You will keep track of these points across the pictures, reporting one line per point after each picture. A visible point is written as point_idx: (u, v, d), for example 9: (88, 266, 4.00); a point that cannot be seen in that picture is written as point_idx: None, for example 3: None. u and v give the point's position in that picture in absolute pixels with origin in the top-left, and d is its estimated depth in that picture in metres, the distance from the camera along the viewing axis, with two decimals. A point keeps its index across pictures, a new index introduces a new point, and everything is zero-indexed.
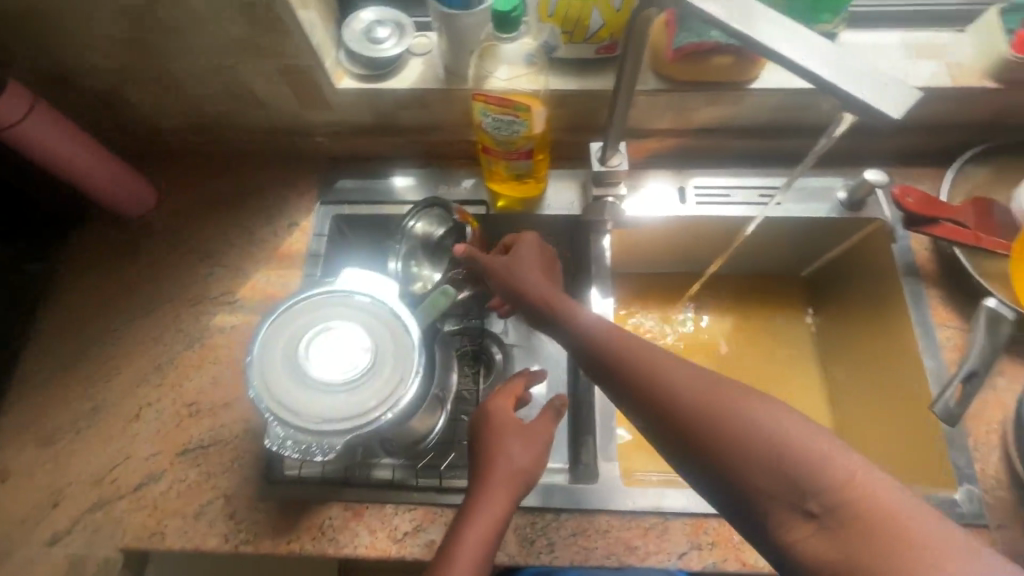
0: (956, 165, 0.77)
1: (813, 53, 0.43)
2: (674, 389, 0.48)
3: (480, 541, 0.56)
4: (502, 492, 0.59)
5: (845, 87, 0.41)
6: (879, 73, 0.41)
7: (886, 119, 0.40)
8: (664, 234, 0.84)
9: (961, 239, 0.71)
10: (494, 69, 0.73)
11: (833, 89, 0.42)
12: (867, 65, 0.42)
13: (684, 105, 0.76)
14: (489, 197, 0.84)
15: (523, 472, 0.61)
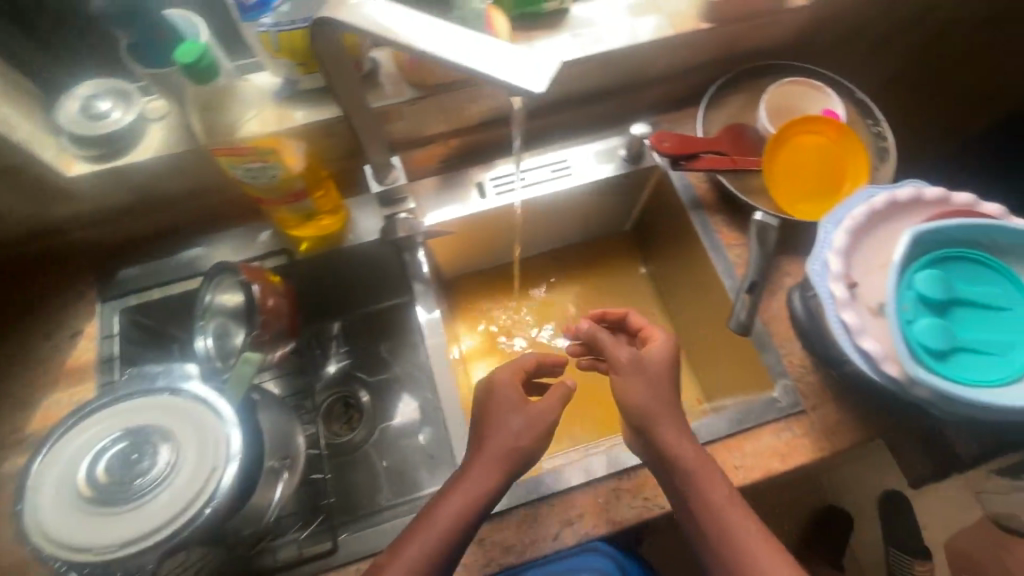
0: (705, 101, 0.84)
1: (458, 45, 0.45)
2: (707, 497, 0.56)
3: (453, 515, 0.56)
4: (500, 460, 0.58)
5: (492, 71, 0.44)
6: (521, 52, 0.44)
7: (533, 94, 0.43)
8: (479, 230, 0.86)
9: (720, 166, 0.78)
10: None
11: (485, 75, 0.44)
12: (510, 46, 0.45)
13: (450, 106, 0.77)
14: (292, 242, 0.80)
15: (517, 449, 0.59)
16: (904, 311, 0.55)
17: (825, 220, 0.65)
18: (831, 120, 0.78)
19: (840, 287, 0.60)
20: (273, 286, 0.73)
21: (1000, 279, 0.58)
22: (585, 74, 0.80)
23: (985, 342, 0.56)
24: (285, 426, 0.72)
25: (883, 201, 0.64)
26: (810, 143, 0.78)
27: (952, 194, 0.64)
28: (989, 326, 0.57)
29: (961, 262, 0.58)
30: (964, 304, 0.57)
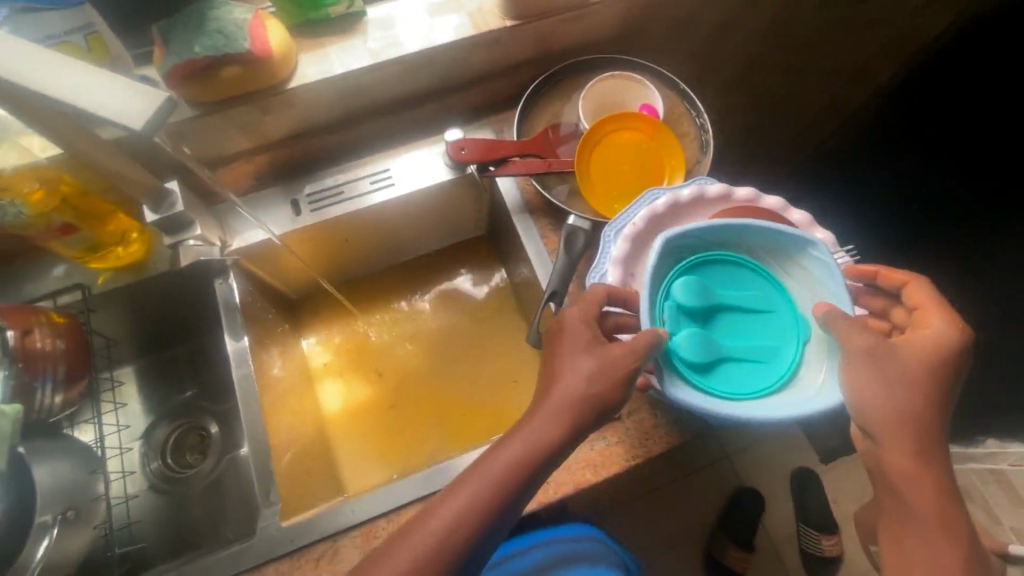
0: (526, 102, 0.81)
1: (44, 79, 0.43)
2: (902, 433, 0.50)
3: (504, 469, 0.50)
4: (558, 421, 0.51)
5: (84, 105, 0.42)
6: (121, 82, 0.43)
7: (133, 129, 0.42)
8: (301, 246, 0.83)
9: (533, 170, 0.75)
10: None
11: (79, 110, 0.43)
12: (111, 76, 0.43)
13: (244, 122, 0.72)
14: (88, 276, 0.75)
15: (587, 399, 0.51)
16: (665, 323, 0.54)
17: (611, 225, 0.63)
18: (644, 116, 0.76)
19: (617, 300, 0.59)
20: (54, 327, 0.67)
21: (765, 281, 0.57)
22: (390, 80, 0.76)
23: (753, 349, 0.54)
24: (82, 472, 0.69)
25: (665, 204, 0.62)
26: (625, 140, 0.76)
27: (735, 189, 0.63)
28: (755, 334, 0.56)
29: (722, 264, 0.57)
30: (728, 309, 0.56)
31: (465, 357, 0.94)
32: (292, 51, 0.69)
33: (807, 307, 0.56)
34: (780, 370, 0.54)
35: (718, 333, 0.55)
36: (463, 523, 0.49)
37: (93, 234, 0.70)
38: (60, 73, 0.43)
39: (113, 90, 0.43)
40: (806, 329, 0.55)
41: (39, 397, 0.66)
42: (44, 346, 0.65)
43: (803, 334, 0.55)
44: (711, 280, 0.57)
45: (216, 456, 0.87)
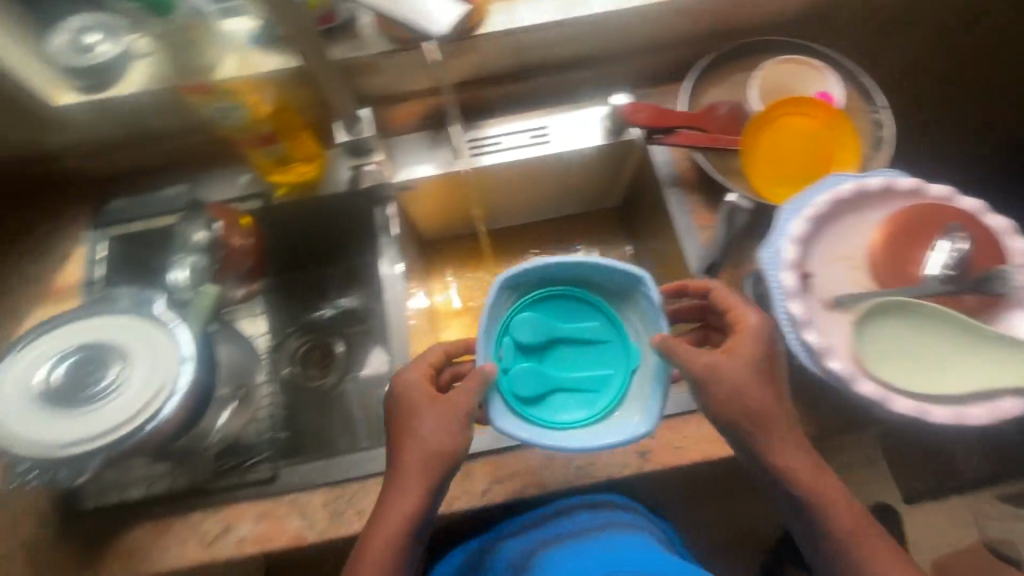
0: (694, 75, 0.80)
1: None
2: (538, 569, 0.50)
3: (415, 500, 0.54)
4: (426, 470, 0.55)
5: None
6: None
7: None
8: (452, 189, 0.86)
9: (698, 143, 0.75)
10: (217, 59, 0.71)
11: None
12: None
13: (428, 62, 0.76)
14: (269, 187, 0.82)
15: (440, 452, 0.55)
16: (502, 356, 0.67)
17: (789, 204, 0.62)
18: (822, 103, 0.74)
19: (791, 277, 0.57)
20: (245, 230, 0.76)
21: (606, 320, 0.69)
22: (566, 37, 0.77)
23: (571, 378, 0.66)
24: (246, 360, 0.76)
25: (850, 190, 0.61)
26: (797, 126, 0.75)
27: (928, 185, 0.61)
28: (601, 362, 0.68)
29: (564, 300, 0.70)
30: (566, 343, 0.69)
31: None
32: None
33: (641, 345, 0.67)
34: (612, 394, 0.65)
35: (554, 360, 0.68)
36: (409, 528, 0.54)
37: (288, 149, 0.76)
38: None
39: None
40: (638, 359, 0.67)
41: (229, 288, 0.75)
42: (238, 243, 0.74)
43: (634, 365, 0.66)
44: (557, 314, 0.70)
45: (336, 375, 0.88)
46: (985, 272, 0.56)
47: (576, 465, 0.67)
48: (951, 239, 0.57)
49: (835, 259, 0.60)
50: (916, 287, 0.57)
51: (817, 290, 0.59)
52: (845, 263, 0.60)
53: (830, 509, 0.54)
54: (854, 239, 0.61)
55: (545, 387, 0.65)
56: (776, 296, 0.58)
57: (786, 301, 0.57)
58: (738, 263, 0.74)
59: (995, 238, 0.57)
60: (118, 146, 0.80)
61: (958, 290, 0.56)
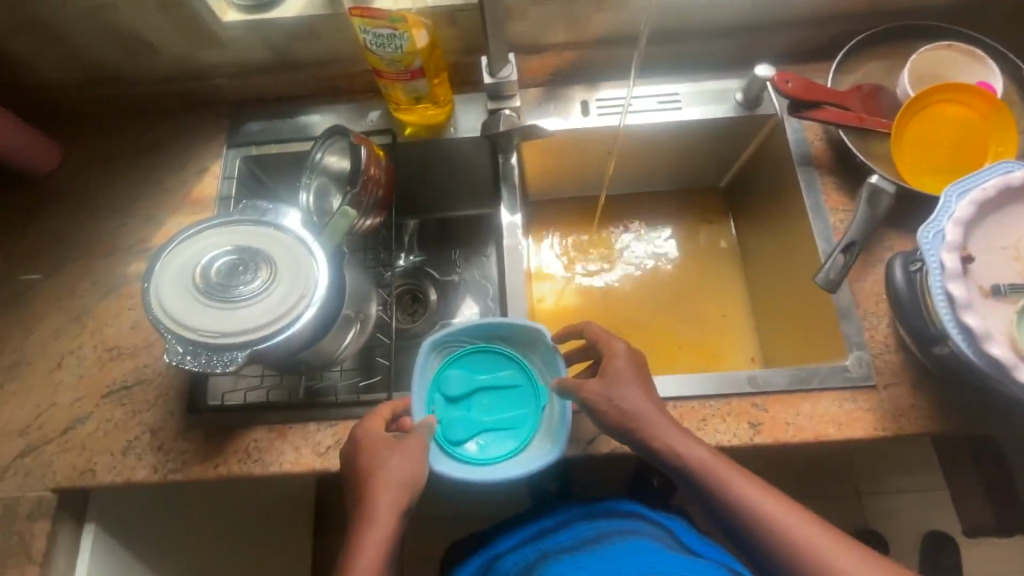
0: (842, 54, 0.78)
1: None
2: None
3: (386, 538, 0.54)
4: (392, 503, 0.55)
5: None
6: None
7: None
8: (572, 146, 0.87)
9: (844, 121, 0.72)
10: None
11: None
12: None
13: (574, 13, 0.76)
14: (398, 125, 0.84)
15: (406, 481, 0.56)
16: (433, 411, 0.65)
17: (953, 185, 0.59)
18: (985, 92, 0.71)
19: (954, 258, 0.55)
20: (378, 160, 0.76)
21: (512, 362, 0.68)
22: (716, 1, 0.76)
23: (504, 420, 0.65)
24: (366, 288, 0.78)
25: (1021, 180, 0.58)
26: (953, 114, 0.72)
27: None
28: (505, 406, 0.66)
29: (472, 354, 0.68)
30: (486, 389, 0.67)
31: (681, 296, 0.95)
32: None
33: (545, 383, 0.67)
34: (523, 434, 0.64)
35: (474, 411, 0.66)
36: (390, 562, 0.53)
37: (429, 87, 0.77)
38: None
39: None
40: (547, 395, 0.66)
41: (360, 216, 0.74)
42: (373, 172, 0.74)
43: (544, 401, 0.66)
44: (470, 366, 0.68)
45: (426, 321, 0.90)
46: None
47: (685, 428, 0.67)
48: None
49: (997, 248, 0.58)
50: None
51: (976, 276, 0.57)
52: (1007, 253, 0.58)
53: (796, 539, 0.50)
54: (1017, 231, 0.58)
55: (471, 432, 0.64)
56: (935, 275, 0.55)
57: (947, 281, 0.55)
58: (870, 248, 0.72)
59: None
60: (263, 70, 0.84)
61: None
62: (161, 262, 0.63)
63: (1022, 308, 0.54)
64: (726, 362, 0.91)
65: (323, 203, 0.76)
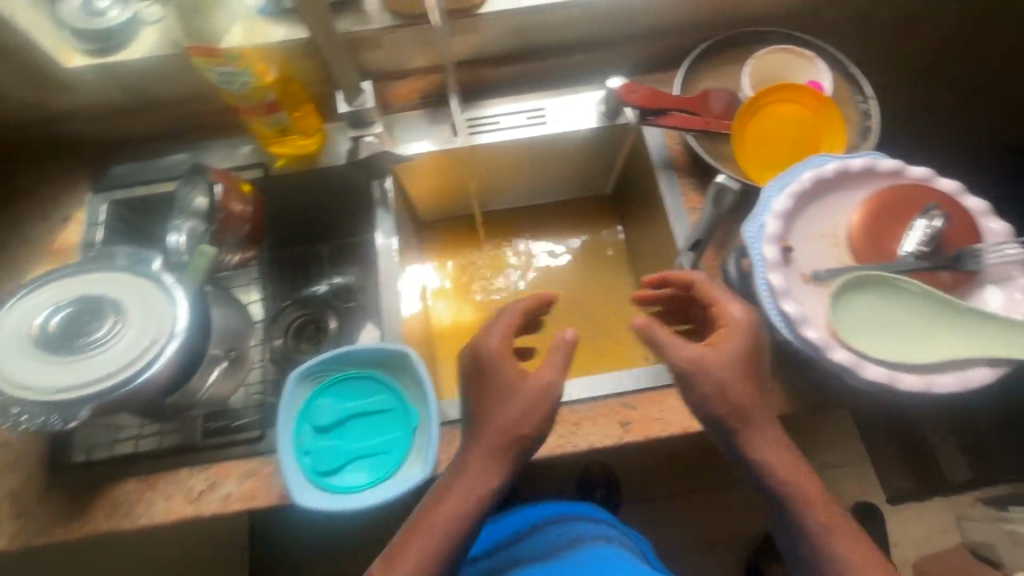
0: (688, 62, 0.82)
1: None
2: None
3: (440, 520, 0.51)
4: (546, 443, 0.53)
5: None
6: None
7: None
8: (450, 166, 0.88)
9: (691, 126, 0.77)
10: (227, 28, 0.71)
11: None
12: None
13: (430, 38, 0.78)
14: (269, 158, 0.84)
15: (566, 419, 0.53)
16: (302, 443, 0.65)
17: (773, 181, 0.64)
18: (811, 90, 0.76)
19: (772, 249, 0.59)
20: (244, 196, 0.77)
21: (384, 387, 0.68)
22: (566, 20, 0.79)
23: (375, 446, 0.65)
24: (242, 326, 0.77)
25: (833, 170, 0.62)
26: (787, 112, 0.77)
27: (908, 168, 0.63)
28: (378, 430, 0.67)
29: (345, 381, 0.68)
30: (359, 415, 0.67)
31: (576, 301, 0.98)
32: None
33: (415, 403, 0.67)
34: (393, 458, 0.64)
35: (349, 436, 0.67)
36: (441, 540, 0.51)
37: (290, 118, 0.77)
38: None
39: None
40: (419, 416, 0.66)
41: (225, 252, 0.75)
42: (237, 209, 0.75)
43: (414, 423, 0.66)
44: (344, 393, 0.68)
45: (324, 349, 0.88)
46: (957, 251, 0.58)
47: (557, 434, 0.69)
48: (927, 219, 0.58)
49: (817, 235, 0.62)
50: (892, 262, 0.59)
51: (798, 264, 0.61)
52: (827, 240, 0.62)
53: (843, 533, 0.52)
54: (835, 217, 0.63)
55: (340, 460, 0.64)
56: (759, 266, 0.59)
57: (767, 273, 0.59)
58: (725, 243, 0.76)
59: (971, 220, 0.59)
60: (124, 111, 0.82)
61: (932, 265, 0.58)
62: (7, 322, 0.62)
63: (836, 292, 0.58)
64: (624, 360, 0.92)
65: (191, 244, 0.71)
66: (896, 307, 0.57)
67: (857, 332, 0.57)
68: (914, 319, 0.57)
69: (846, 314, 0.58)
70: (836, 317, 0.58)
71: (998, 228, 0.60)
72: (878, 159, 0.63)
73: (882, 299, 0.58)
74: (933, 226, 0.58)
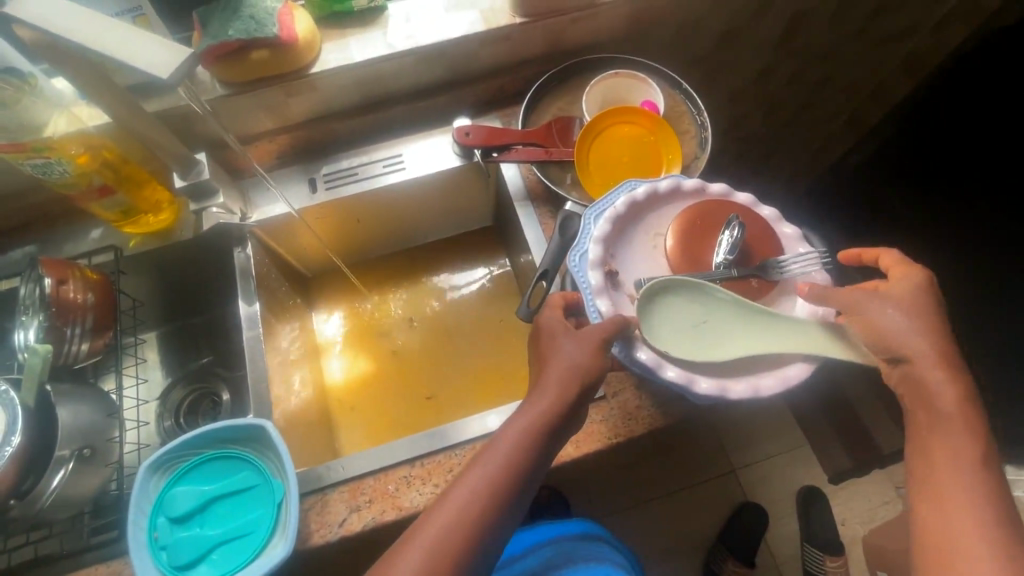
0: (529, 96, 0.85)
1: (92, 35, 0.50)
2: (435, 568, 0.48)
3: (446, 527, 0.49)
4: (516, 447, 0.53)
5: (122, 58, 0.49)
6: (156, 40, 0.50)
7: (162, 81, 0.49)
8: (316, 221, 0.87)
9: (533, 158, 0.78)
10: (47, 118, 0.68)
11: (115, 59, 0.50)
12: (148, 36, 0.50)
13: (268, 102, 0.78)
14: (122, 238, 0.81)
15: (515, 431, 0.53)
16: (158, 537, 0.62)
17: (593, 208, 0.65)
18: (644, 111, 0.79)
19: (597, 275, 0.61)
20: (87, 282, 0.73)
21: (248, 463, 0.66)
22: (403, 69, 0.81)
23: (240, 527, 0.63)
24: (100, 420, 0.73)
25: (643, 193, 0.64)
26: (626, 133, 0.79)
27: (711, 184, 0.66)
28: (245, 509, 0.65)
29: (206, 463, 0.65)
30: (223, 496, 0.65)
31: (468, 338, 0.98)
32: (317, 39, 0.75)
33: (279, 477, 0.65)
34: (258, 538, 0.62)
35: (213, 520, 0.64)
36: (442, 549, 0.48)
37: (129, 197, 0.76)
38: (110, 43, 0.50)
39: (151, 47, 0.50)
40: (282, 489, 0.64)
41: (68, 345, 0.71)
42: (76, 298, 0.71)
43: (279, 498, 0.64)
44: (207, 476, 0.65)
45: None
46: (762, 262, 0.61)
47: (433, 485, 0.68)
48: (730, 232, 0.61)
49: (640, 256, 0.64)
50: (707, 272, 0.61)
51: (625, 286, 0.62)
52: (649, 260, 0.63)
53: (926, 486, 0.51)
54: (655, 235, 0.65)
55: (199, 551, 0.62)
56: (586, 294, 0.61)
57: (597, 304, 0.60)
58: None
59: (769, 228, 0.63)
60: None
61: (741, 273, 0.60)
62: None
63: (648, 296, 0.59)
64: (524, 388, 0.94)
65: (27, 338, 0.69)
66: (710, 308, 0.59)
67: (678, 340, 0.59)
68: (728, 320, 0.59)
69: (668, 325, 0.59)
70: (657, 329, 0.59)
71: (790, 232, 0.64)
72: (684, 179, 0.66)
73: (696, 302, 0.59)
74: (734, 238, 0.61)
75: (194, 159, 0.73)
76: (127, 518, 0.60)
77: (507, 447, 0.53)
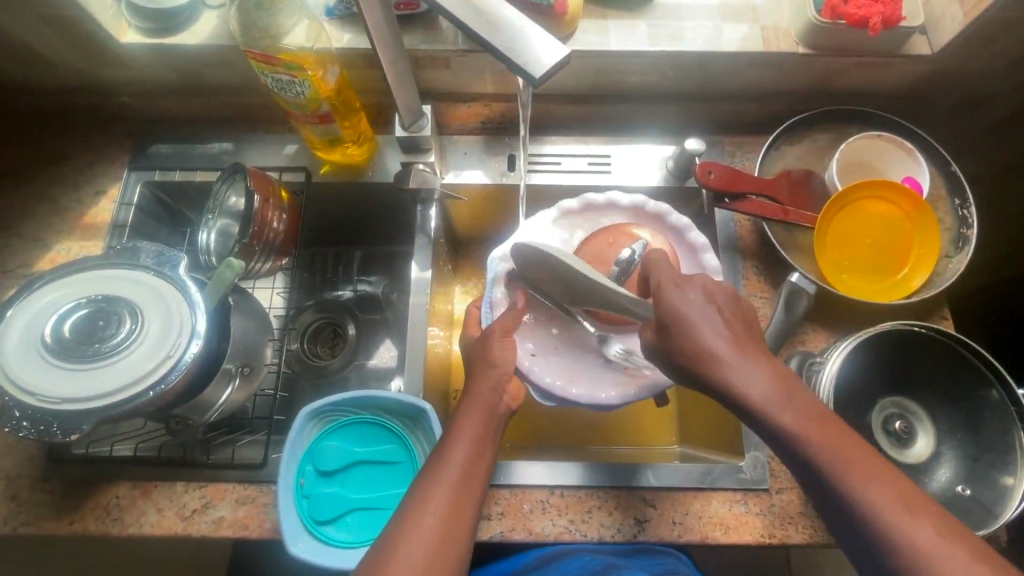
0: (772, 135, 0.75)
1: None
2: None
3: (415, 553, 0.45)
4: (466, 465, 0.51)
5: (478, 31, 0.41)
6: (525, 23, 0.41)
7: (528, 78, 0.40)
8: (499, 202, 0.82)
9: (767, 214, 0.70)
10: (290, 24, 0.62)
11: (465, 29, 0.41)
12: (510, 11, 0.41)
13: (501, 67, 0.73)
14: (314, 163, 0.80)
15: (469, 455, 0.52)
16: (302, 485, 0.62)
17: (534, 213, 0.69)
18: (910, 193, 0.68)
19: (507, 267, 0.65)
20: (281, 204, 0.72)
21: (396, 437, 0.65)
22: (649, 70, 0.74)
23: (376, 499, 0.63)
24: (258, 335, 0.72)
25: (576, 203, 0.69)
26: (878, 212, 0.69)
27: (648, 203, 0.68)
28: (386, 482, 0.64)
29: (361, 424, 0.65)
30: (366, 463, 0.64)
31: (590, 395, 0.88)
32: (579, 15, 0.68)
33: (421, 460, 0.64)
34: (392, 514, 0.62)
35: (354, 483, 0.64)
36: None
37: (341, 129, 0.72)
38: (470, 13, 0.41)
39: (528, 34, 0.40)
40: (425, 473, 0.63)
41: (255, 262, 0.70)
42: (272, 220, 0.70)
43: None
44: (354, 437, 0.65)
45: (343, 359, 0.85)
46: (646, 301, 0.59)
47: (567, 520, 0.64)
48: (631, 249, 0.59)
49: None
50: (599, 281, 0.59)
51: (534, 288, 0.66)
52: None
53: None
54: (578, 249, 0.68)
55: (336, 512, 0.61)
56: (490, 279, 0.66)
57: (491, 309, 0.64)
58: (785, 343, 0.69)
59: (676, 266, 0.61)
60: (173, 89, 0.78)
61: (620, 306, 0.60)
62: (30, 302, 0.59)
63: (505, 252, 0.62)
64: (651, 439, 0.80)
65: (206, 239, 0.72)
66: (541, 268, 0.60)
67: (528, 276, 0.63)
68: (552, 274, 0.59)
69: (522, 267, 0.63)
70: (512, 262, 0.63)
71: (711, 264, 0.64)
72: (618, 198, 0.68)
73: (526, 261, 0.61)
74: (633, 255, 0.58)
75: (420, 109, 0.68)
76: (284, 449, 0.61)
77: (443, 481, 0.49)
